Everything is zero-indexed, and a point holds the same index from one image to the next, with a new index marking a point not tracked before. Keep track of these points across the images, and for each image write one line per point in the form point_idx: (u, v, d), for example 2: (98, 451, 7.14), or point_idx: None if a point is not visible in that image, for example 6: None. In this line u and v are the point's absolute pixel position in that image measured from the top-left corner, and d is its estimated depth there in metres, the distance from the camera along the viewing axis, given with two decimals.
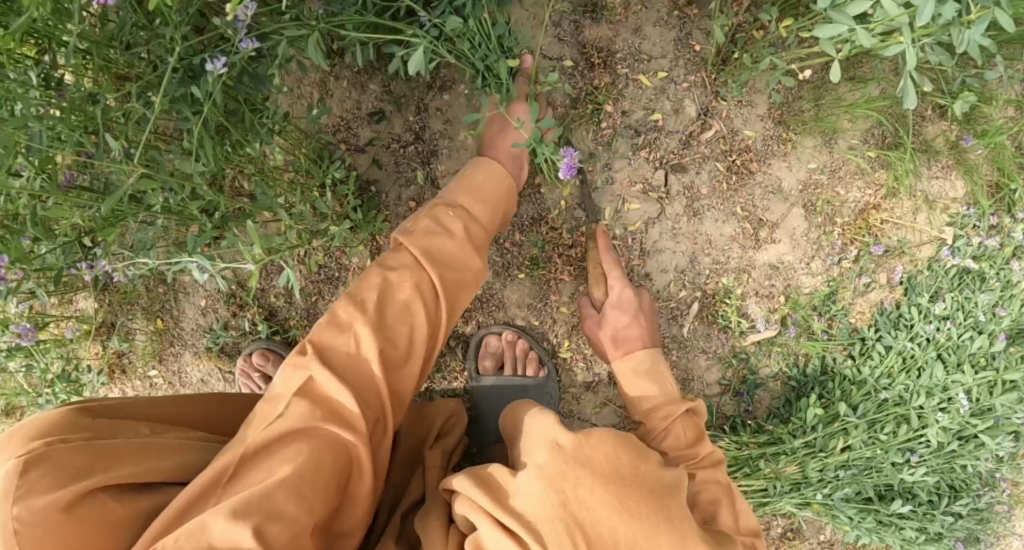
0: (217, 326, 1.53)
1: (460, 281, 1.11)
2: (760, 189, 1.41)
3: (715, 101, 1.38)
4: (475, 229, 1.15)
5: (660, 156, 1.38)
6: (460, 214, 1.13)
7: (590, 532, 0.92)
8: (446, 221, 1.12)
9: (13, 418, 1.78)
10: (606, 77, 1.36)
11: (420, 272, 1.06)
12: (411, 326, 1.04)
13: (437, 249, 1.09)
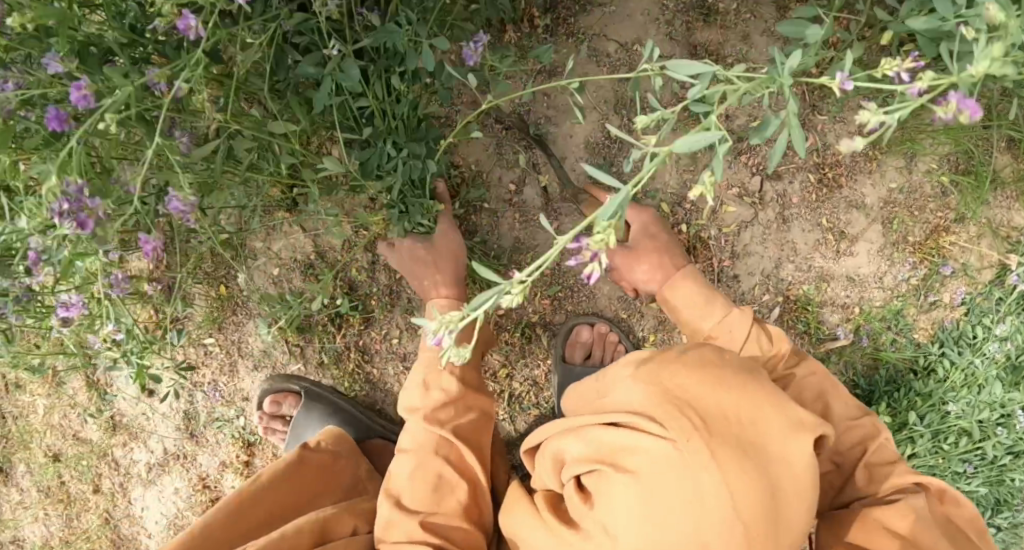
0: (291, 297, 1.48)
1: (470, 426, 1.23)
2: (845, 203, 1.45)
3: (812, 115, 1.43)
4: (467, 373, 1.27)
5: (758, 162, 1.42)
6: (450, 365, 1.23)
7: (699, 406, 0.89)
8: (445, 386, 1.22)
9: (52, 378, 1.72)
10: (714, 80, 1.40)
11: (431, 445, 1.18)
12: (448, 488, 1.17)
13: (438, 413, 1.20)
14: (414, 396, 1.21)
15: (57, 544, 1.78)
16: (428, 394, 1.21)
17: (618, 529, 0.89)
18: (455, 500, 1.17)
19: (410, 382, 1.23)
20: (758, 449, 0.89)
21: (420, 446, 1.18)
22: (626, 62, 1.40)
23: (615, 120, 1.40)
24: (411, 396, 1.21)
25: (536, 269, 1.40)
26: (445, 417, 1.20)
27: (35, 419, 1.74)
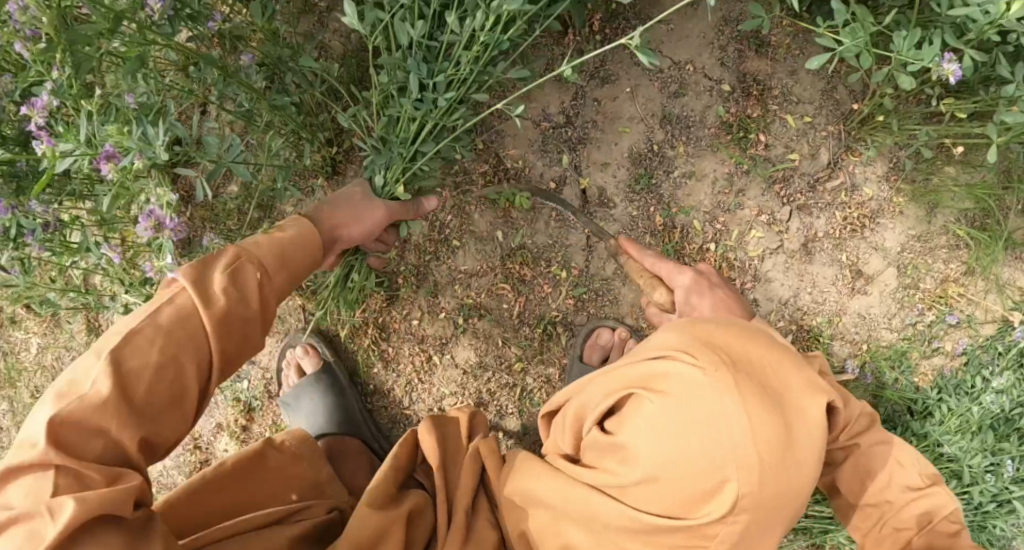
0: None
1: (239, 357, 0.89)
2: (865, 244, 1.48)
3: (845, 154, 1.46)
4: (273, 299, 0.95)
5: (789, 194, 1.45)
6: (264, 276, 0.93)
7: (733, 348, 0.88)
8: (243, 283, 0.90)
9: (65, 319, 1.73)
10: (759, 109, 1.43)
11: (189, 340, 0.83)
12: (155, 411, 0.81)
13: (227, 314, 0.87)
14: (210, 276, 0.88)
15: None
16: (230, 286, 0.89)
17: (641, 447, 0.84)
18: (176, 432, 0.84)
19: (209, 260, 0.90)
20: (781, 395, 0.87)
21: (179, 319, 0.84)
22: (677, 80, 1.42)
23: (658, 134, 1.42)
24: (207, 272, 0.88)
25: (565, 268, 1.42)
26: (231, 311, 0.87)
27: (40, 358, 1.77)
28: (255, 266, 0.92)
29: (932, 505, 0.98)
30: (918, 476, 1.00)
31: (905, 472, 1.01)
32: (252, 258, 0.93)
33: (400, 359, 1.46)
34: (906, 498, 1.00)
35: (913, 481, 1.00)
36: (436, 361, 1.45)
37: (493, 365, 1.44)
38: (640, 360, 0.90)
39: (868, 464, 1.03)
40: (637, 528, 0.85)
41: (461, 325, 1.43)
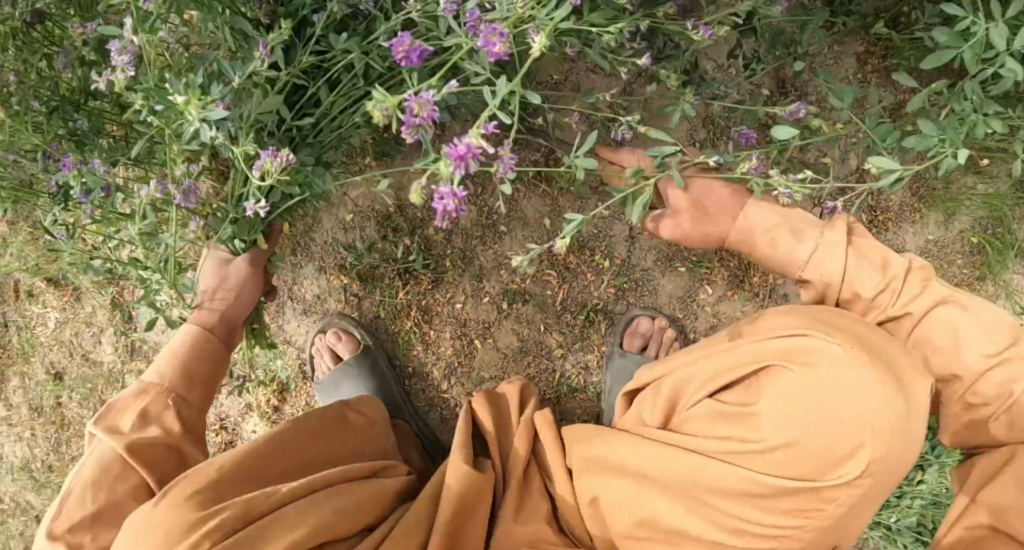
0: (362, 246, 1.46)
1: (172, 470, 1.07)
2: (888, 246, 1.56)
3: (873, 162, 1.53)
4: (194, 412, 1.14)
5: (821, 195, 1.52)
6: (176, 400, 1.12)
7: (857, 333, 0.93)
8: (160, 415, 1.10)
9: (88, 293, 1.71)
10: (795, 114, 1.50)
11: (120, 484, 1.01)
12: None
13: (142, 447, 1.04)
14: (122, 422, 1.07)
15: (44, 465, 1.78)
16: (143, 421, 1.08)
17: (770, 414, 0.91)
18: None
19: (123, 405, 1.09)
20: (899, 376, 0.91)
21: (107, 482, 1.01)
22: (719, 83, 1.48)
23: (701, 134, 1.49)
24: (120, 417, 1.07)
25: (608, 258, 1.46)
26: (151, 454, 1.05)
27: (57, 333, 1.74)
28: (166, 400, 1.11)
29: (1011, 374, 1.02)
30: (992, 342, 1.03)
31: (978, 340, 1.03)
32: (160, 393, 1.11)
33: (440, 342, 1.48)
34: (982, 372, 1.03)
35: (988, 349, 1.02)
36: (477, 344, 1.47)
37: (534, 349, 1.47)
38: (759, 339, 0.96)
39: (936, 334, 1.05)
40: (751, 492, 0.90)
41: (505, 309, 1.46)
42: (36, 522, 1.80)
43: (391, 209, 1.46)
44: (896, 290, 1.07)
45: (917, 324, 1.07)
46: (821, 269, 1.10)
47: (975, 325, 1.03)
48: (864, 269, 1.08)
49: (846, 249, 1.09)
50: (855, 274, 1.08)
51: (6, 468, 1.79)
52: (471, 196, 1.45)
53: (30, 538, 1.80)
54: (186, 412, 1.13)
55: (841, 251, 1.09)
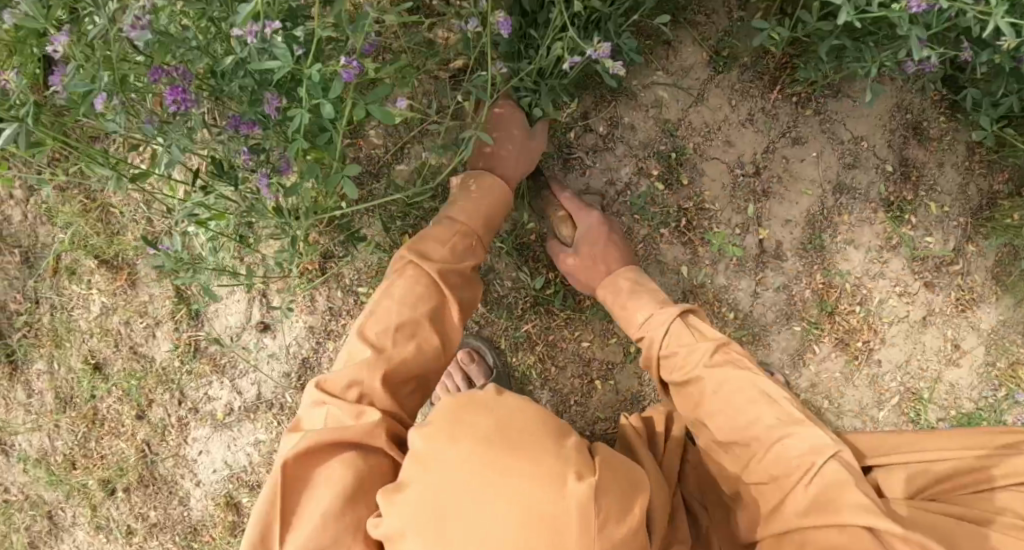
0: (495, 271, 1.38)
1: (465, 303, 1.20)
2: (970, 325, 1.56)
3: (968, 244, 1.55)
4: (477, 255, 1.24)
5: (924, 270, 1.54)
6: (470, 241, 1.22)
7: None
8: (456, 249, 1.20)
9: (144, 280, 1.54)
10: (911, 192, 1.52)
11: (426, 305, 1.13)
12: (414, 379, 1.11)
13: (450, 273, 1.17)
14: (423, 251, 1.18)
15: (65, 459, 1.62)
16: (445, 249, 1.19)
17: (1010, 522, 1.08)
18: (426, 372, 1.12)
19: (430, 235, 1.20)
20: None
21: (413, 302, 1.13)
22: (853, 151, 1.50)
23: (830, 201, 1.49)
24: (429, 247, 1.18)
25: (732, 311, 1.46)
26: (455, 283, 1.18)
27: (103, 319, 1.57)
28: (468, 238, 1.21)
29: (806, 450, 1.03)
30: (784, 411, 1.06)
31: (766, 411, 1.07)
32: (463, 231, 1.22)
33: (560, 380, 1.42)
34: (775, 439, 1.05)
35: (773, 421, 1.06)
36: (596, 386, 1.43)
37: (651, 397, 1.44)
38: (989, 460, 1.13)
39: (732, 397, 1.09)
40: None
41: (631, 353, 1.43)
42: (49, 518, 1.63)
43: (530, 237, 1.38)
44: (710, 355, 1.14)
45: (711, 389, 1.11)
46: (653, 335, 1.20)
47: (763, 399, 1.07)
48: (680, 339, 1.17)
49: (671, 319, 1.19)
50: (672, 336, 1.18)
51: (18, 457, 1.63)
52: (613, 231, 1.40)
53: (37, 534, 1.64)
54: (473, 254, 1.23)
55: (668, 320, 1.19)
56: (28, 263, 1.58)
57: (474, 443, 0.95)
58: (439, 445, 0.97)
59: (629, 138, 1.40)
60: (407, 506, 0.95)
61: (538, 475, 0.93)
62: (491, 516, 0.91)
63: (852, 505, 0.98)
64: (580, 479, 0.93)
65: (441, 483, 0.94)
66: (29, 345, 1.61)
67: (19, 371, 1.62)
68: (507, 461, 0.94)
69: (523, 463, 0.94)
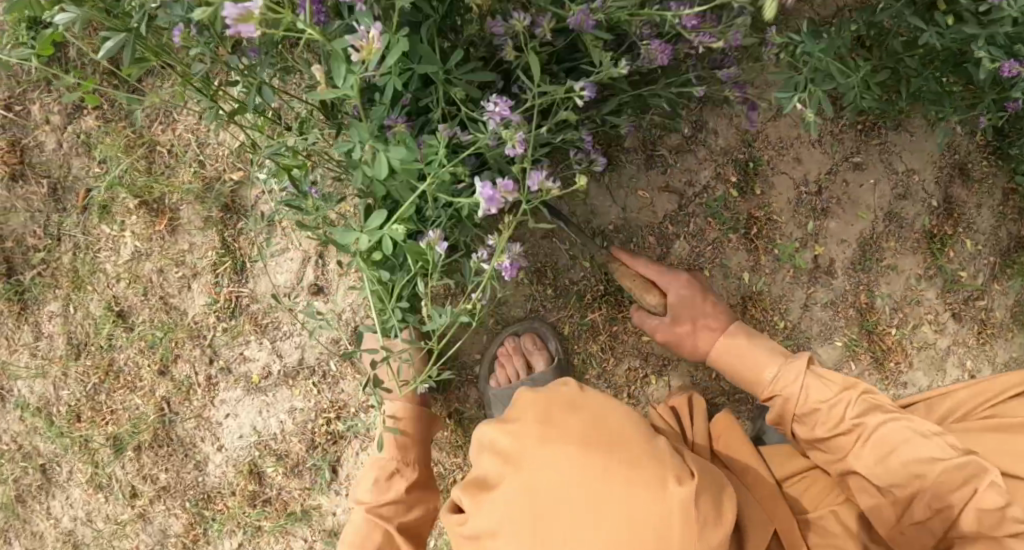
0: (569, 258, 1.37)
1: (416, 520, 1.24)
2: (988, 358, 1.63)
3: (994, 282, 1.62)
4: (421, 473, 1.28)
5: (954, 302, 1.60)
6: (402, 465, 1.26)
7: None
8: (390, 483, 1.24)
9: (185, 228, 1.46)
10: (952, 228, 1.58)
11: (370, 536, 1.19)
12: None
13: (384, 503, 1.22)
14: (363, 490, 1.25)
15: (69, 411, 1.53)
16: (381, 489, 1.24)
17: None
18: None
19: (363, 480, 1.26)
20: None
21: (361, 540, 1.19)
22: (905, 183, 1.54)
23: (881, 226, 1.54)
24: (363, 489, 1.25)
25: (784, 321, 1.49)
26: (394, 512, 1.22)
27: (133, 265, 1.48)
28: (397, 466, 1.26)
29: (969, 475, 1.00)
30: (950, 450, 1.03)
31: (931, 446, 1.04)
32: (390, 463, 1.26)
33: (616, 372, 1.42)
34: (940, 472, 1.02)
35: (941, 455, 1.03)
36: (650, 380, 1.42)
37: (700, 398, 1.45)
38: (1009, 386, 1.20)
39: (896, 442, 1.07)
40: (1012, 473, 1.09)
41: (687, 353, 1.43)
42: (44, 472, 1.54)
43: (609, 225, 1.39)
44: (849, 404, 1.12)
45: (870, 435, 1.09)
46: (787, 390, 1.18)
47: (844, 386, 1.14)
48: (818, 389, 1.15)
49: (747, 338, 1.28)
50: (809, 389, 1.16)
51: (15, 403, 1.54)
52: (683, 229, 1.42)
53: (26, 488, 1.55)
54: (415, 473, 1.27)
55: (797, 371, 1.18)
56: (55, 197, 1.49)
57: (567, 446, 0.93)
58: (529, 445, 0.95)
59: (706, 142, 1.42)
60: (497, 508, 0.93)
61: (635, 480, 0.90)
62: (587, 525, 0.89)
63: (907, 454, 1.05)
64: (682, 484, 0.90)
65: (533, 484, 0.92)
66: (44, 284, 1.51)
67: (28, 311, 1.52)
68: (604, 464, 0.91)
69: (623, 470, 0.91)
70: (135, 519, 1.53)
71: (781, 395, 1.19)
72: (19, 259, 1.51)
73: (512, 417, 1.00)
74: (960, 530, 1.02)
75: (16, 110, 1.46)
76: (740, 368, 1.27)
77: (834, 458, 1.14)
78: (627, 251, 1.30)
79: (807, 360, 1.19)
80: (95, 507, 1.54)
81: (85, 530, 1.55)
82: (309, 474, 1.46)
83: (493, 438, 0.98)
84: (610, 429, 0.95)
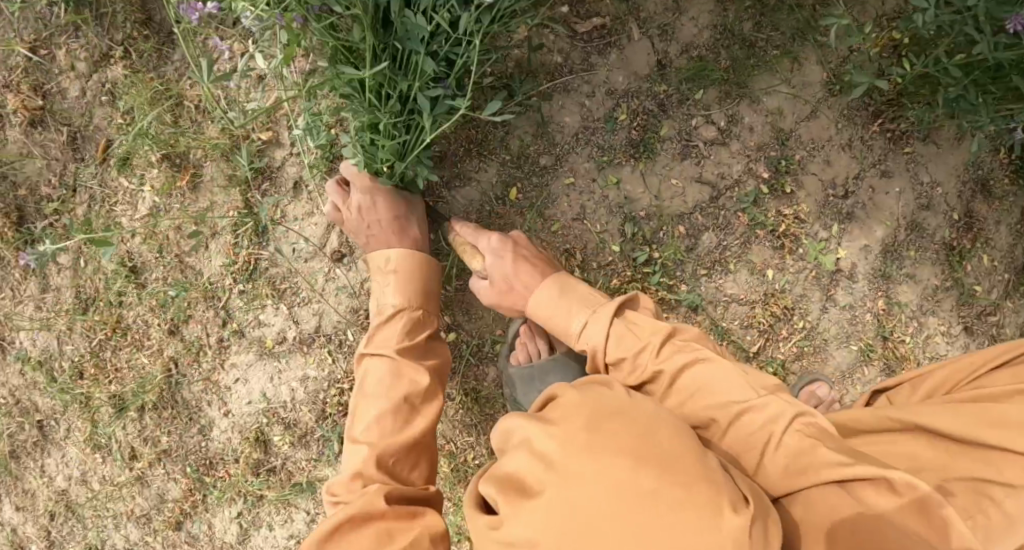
0: (599, 237, 1.40)
1: (437, 368, 1.24)
2: None
3: (1013, 300, 1.56)
4: (433, 323, 1.28)
5: (968, 315, 1.56)
6: (418, 313, 1.26)
7: None
8: (411, 331, 1.23)
9: (204, 186, 1.43)
10: (970, 242, 1.53)
11: (399, 380, 1.18)
12: (412, 456, 1.14)
13: (409, 348, 1.21)
14: (381, 338, 1.23)
15: (72, 367, 1.49)
16: (402, 334, 1.23)
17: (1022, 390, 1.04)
18: (421, 439, 1.15)
19: (381, 328, 1.24)
20: None
21: (388, 388, 1.17)
22: (929, 194, 1.51)
23: (902, 235, 1.52)
24: (384, 336, 1.22)
25: (802, 320, 1.49)
26: (416, 358, 1.21)
27: (149, 221, 1.45)
28: (414, 312, 1.25)
29: (766, 417, 0.98)
30: (750, 392, 1.01)
31: (734, 390, 1.02)
32: (407, 311, 1.25)
33: None
34: (738, 415, 1.00)
35: (735, 398, 1.01)
36: None
37: None
38: (985, 365, 1.11)
39: (696, 391, 1.04)
40: (1010, 448, 0.97)
41: None
42: (41, 428, 1.50)
43: (640, 212, 1.40)
44: (648, 352, 1.09)
45: (675, 386, 1.07)
46: (590, 344, 1.14)
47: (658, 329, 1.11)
48: (622, 342, 1.11)
49: (561, 286, 1.22)
50: (612, 340, 1.12)
51: (15, 356, 1.50)
52: (709, 217, 1.43)
53: (21, 445, 1.51)
54: (430, 322, 1.27)
55: (603, 326, 1.13)
56: (73, 146, 1.46)
57: (617, 460, 0.83)
58: (575, 454, 0.84)
59: (739, 137, 1.42)
60: (535, 516, 0.82)
61: (689, 503, 0.80)
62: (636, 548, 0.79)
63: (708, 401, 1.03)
64: (738, 513, 0.80)
65: (576, 495, 0.82)
66: (55, 236, 1.47)
67: (36, 264, 1.48)
68: (656, 483, 0.81)
69: (676, 491, 0.81)
70: (133, 481, 1.49)
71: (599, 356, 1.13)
72: (31, 208, 1.47)
73: (554, 417, 0.89)
74: (763, 475, 0.95)
75: (42, 54, 1.43)
76: (553, 324, 1.20)
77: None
78: (457, 222, 1.32)
79: (614, 307, 1.15)
80: (90, 467, 1.50)
81: (78, 490, 1.51)
82: (317, 445, 1.43)
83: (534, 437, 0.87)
84: (667, 448, 0.85)
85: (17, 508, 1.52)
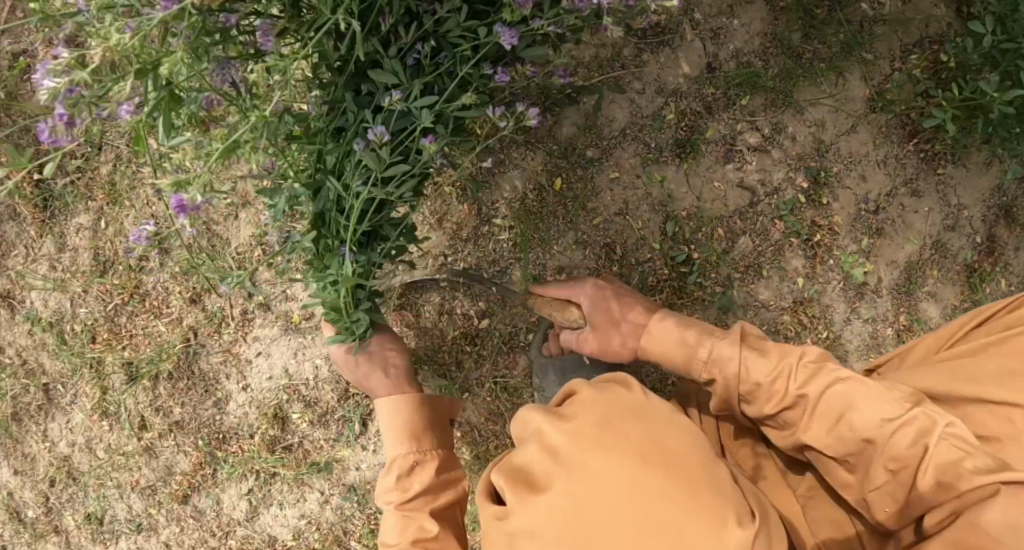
0: (636, 235, 1.41)
1: (451, 504, 1.07)
2: None
3: None
4: (443, 458, 1.13)
5: None
6: (422, 454, 1.11)
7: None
8: (413, 471, 1.09)
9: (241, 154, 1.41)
10: (989, 265, 1.54)
11: (409, 528, 1.03)
12: None
13: (415, 492, 1.06)
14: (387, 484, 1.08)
15: (84, 330, 1.44)
16: (405, 478, 1.08)
17: (1015, 339, 0.96)
18: None
19: (384, 479, 1.10)
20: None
21: (397, 537, 1.03)
22: (955, 215, 1.51)
23: (927, 254, 1.51)
24: (389, 482, 1.08)
25: (827, 331, 1.48)
26: (423, 500, 1.06)
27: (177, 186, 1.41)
28: (413, 456, 1.10)
29: (918, 431, 0.83)
30: (895, 406, 0.86)
31: (878, 404, 0.87)
32: (407, 451, 1.11)
33: None
34: (889, 434, 0.84)
35: (890, 414, 0.85)
36: None
37: None
38: (969, 328, 1.05)
39: (842, 409, 0.89)
40: (997, 401, 0.90)
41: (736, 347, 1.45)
42: (44, 391, 1.46)
43: (682, 212, 1.42)
44: (790, 377, 0.94)
45: (816, 406, 0.91)
46: (717, 369, 0.99)
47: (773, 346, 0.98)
48: (755, 365, 0.96)
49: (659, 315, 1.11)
50: (745, 366, 0.97)
51: (24, 314, 1.44)
52: (743, 222, 1.43)
53: (23, 407, 1.45)
54: (439, 460, 1.12)
55: (733, 354, 0.98)
56: (102, 103, 1.41)
57: (625, 457, 0.78)
58: (584, 448, 0.79)
59: (777, 145, 1.43)
60: (540, 508, 0.78)
61: (696, 511, 0.75)
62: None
63: (857, 423, 0.87)
64: (744, 525, 0.75)
65: (582, 490, 0.77)
66: (75, 194, 1.42)
67: (52, 222, 1.43)
68: (663, 485, 0.76)
69: (682, 497, 0.76)
70: (140, 452, 1.45)
71: (731, 389, 0.98)
72: (53, 163, 1.42)
73: (568, 412, 0.85)
74: (918, 496, 0.83)
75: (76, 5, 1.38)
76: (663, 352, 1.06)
77: (787, 435, 0.96)
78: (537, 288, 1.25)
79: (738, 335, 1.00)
80: (95, 435, 1.46)
81: (81, 457, 1.46)
82: (337, 424, 1.43)
83: (546, 429, 0.83)
84: (677, 449, 0.80)
85: (14, 472, 1.47)
